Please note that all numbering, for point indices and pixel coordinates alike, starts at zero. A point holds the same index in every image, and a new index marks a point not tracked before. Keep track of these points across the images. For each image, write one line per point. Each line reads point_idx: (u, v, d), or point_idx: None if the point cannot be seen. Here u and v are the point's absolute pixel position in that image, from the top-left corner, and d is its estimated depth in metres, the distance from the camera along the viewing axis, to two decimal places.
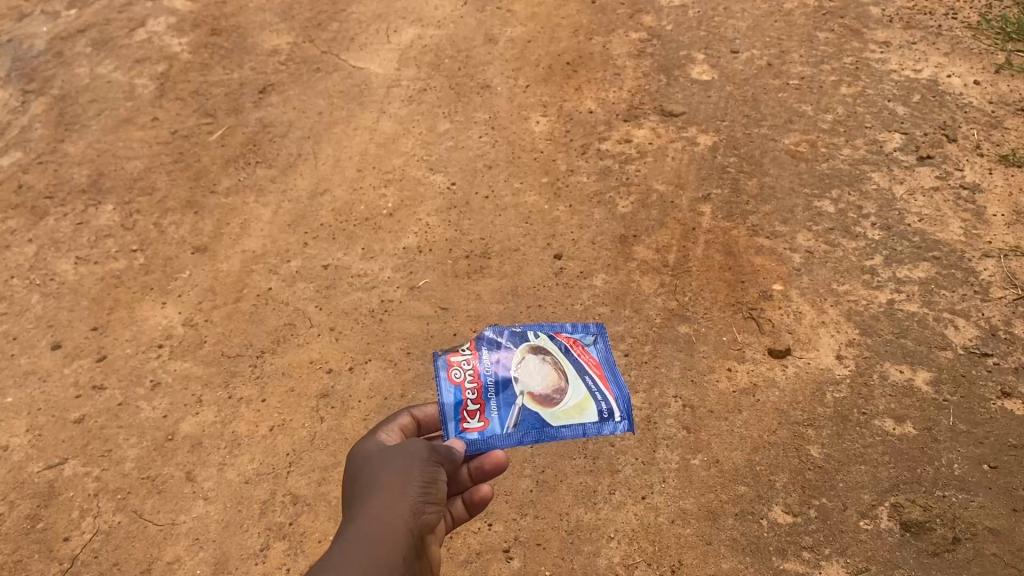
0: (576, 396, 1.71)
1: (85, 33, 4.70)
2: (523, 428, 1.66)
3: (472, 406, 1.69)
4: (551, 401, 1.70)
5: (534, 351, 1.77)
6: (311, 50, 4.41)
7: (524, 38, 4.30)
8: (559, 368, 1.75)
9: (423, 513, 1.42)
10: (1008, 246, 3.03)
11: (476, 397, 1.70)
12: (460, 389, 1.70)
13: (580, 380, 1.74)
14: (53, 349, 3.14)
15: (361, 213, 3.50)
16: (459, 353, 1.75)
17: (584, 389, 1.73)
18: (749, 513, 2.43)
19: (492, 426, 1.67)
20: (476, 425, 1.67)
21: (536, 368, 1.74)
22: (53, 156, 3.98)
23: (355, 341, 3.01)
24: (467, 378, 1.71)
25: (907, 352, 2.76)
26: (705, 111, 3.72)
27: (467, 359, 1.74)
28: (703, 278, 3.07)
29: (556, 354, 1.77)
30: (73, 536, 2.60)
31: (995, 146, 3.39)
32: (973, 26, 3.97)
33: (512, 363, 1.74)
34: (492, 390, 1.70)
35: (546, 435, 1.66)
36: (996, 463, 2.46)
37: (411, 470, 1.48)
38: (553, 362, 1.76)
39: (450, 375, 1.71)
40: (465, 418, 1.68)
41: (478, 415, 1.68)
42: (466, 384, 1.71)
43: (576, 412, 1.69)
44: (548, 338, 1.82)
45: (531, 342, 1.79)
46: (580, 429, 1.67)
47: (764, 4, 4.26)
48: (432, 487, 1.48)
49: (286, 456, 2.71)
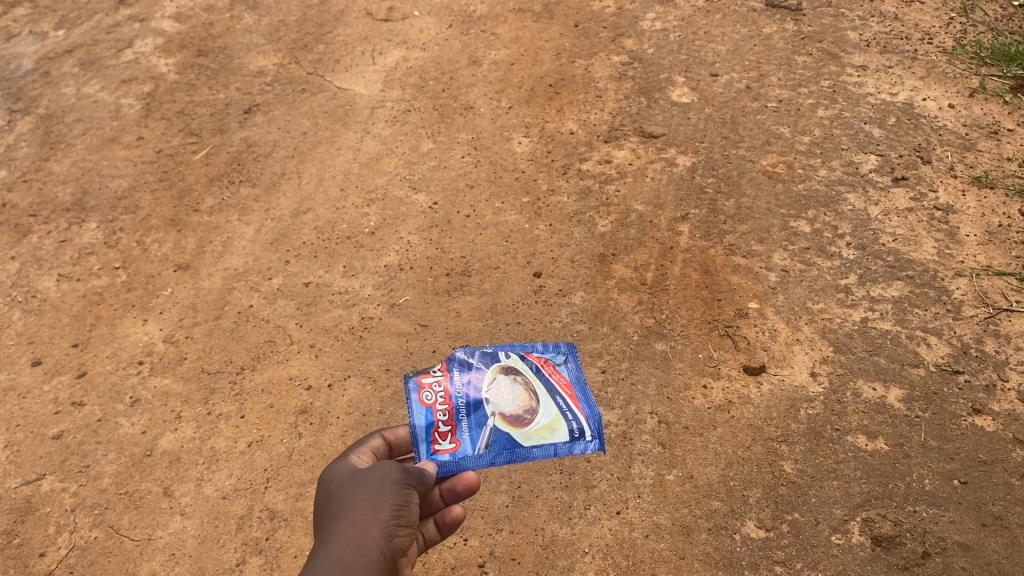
0: (547, 416, 1.74)
1: (72, 53, 4.75)
2: (495, 449, 1.70)
3: (444, 427, 1.72)
4: (522, 421, 1.73)
5: (504, 371, 1.80)
6: (296, 71, 4.46)
7: (508, 60, 4.36)
8: (530, 389, 1.78)
9: (394, 536, 1.44)
10: (980, 265, 3.09)
11: (447, 418, 1.73)
12: (432, 411, 1.73)
13: (551, 400, 1.77)
14: (33, 365, 3.14)
15: (343, 232, 3.53)
16: (430, 375, 1.78)
17: (555, 408, 1.76)
18: (722, 527, 2.46)
19: (464, 448, 1.70)
20: (447, 446, 1.70)
21: (507, 389, 1.77)
22: (38, 175, 4.00)
23: (335, 358, 3.03)
24: (438, 400, 1.74)
25: (880, 369, 2.80)
26: (684, 132, 3.78)
27: (438, 381, 1.77)
28: (680, 296, 3.10)
29: (527, 375, 1.81)
30: (49, 552, 2.60)
31: (969, 168, 3.46)
32: (948, 51, 4.05)
33: (483, 384, 1.77)
34: (463, 411, 1.73)
35: (517, 456, 1.69)
36: (966, 479, 2.50)
37: (383, 493, 1.50)
38: (523, 382, 1.80)
39: (421, 399, 1.74)
40: (436, 440, 1.71)
41: (449, 436, 1.71)
42: (437, 406, 1.73)
43: (547, 432, 1.72)
44: (518, 358, 1.85)
45: (502, 363, 1.82)
46: (552, 449, 1.70)
47: (744, 28, 4.35)
48: (404, 510, 1.50)
49: (263, 471, 2.72)
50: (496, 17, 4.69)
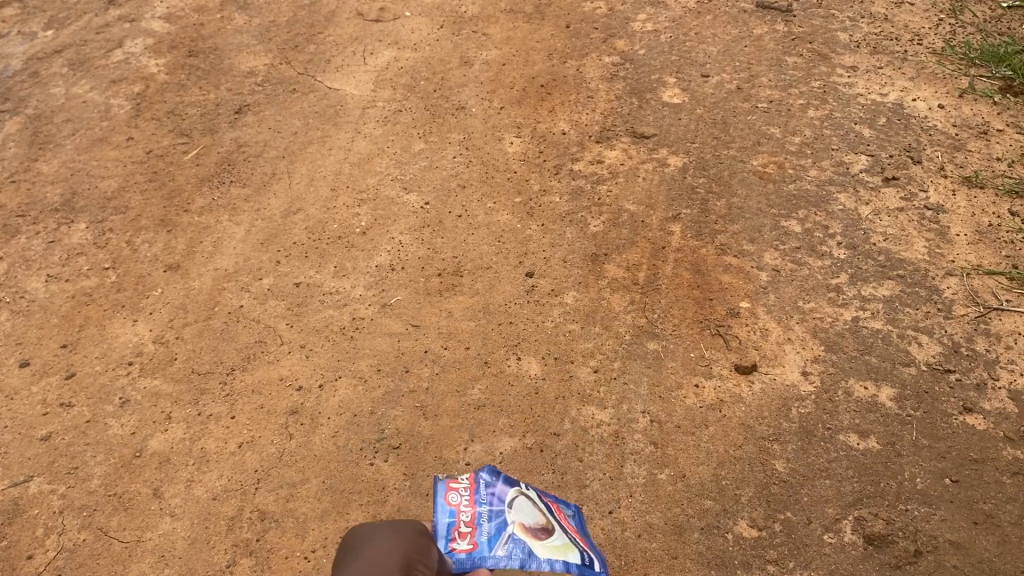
0: (561, 540, 1.75)
1: (61, 53, 4.73)
2: (512, 550, 1.65)
3: (464, 528, 1.70)
4: (540, 535, 1.73)
5: (525, 495, 1.85)
6: (287, 72, 4.45)
7: (499, 61, 4.35)
8: (546, 516, 1.82)
9: (421, 543, 1.49)
10: (971, 264, 3.10)
11: (469, 520, 1.72)
12: (456, 510, 1.73)
13: (564, 532, 1.80)
14: (21, 366, 3.12)
15: (334, 232, 3.52)
16: (456, 482, 1.81)
17: (568, 539, 1.77)
18: (715, 527, 2.45)
19: (482, 547, 1.65)
20: (464, 546, 1.66)
21: (526, 507, 1.81)
22: (26, 175, 3.98)
23: (326, 358, 3.01)
24: (463, 502, 1.76)
25: (871, 368, 2.81)
26: (675, 133, 3.78)
27: (464, 487, 1.80)
28: (671, 295, 3.10)
29: (544, 505, 1.86)
30: (37, 554, 2.58)
31: (959, 168, 3.47)
32: (938, 52, 4.07)
33: (506, 497, 1.81)
34: (484, 516, 1.74)
35: (534, 562, 1.64)
36: (957, 477, 2.50)
37: (407, 513, 1.56)
38: (541, 511, 1.84)
39: (448, 499, 1.75)
40: (454, 538, 1.67)
41: (468, 537, 1.68)
42: (462, 507, 1.74)
43: (563, 550, 1.71)
44: (537, 494, 1.91)
45: (524, 486, 1.88)
46: (566, 564, 1.66)
47: (735, 29, 4.36)
48: (429, 528, 1.56)
49: (254, 472, 2.70)
50: (487, 18, 4.69)
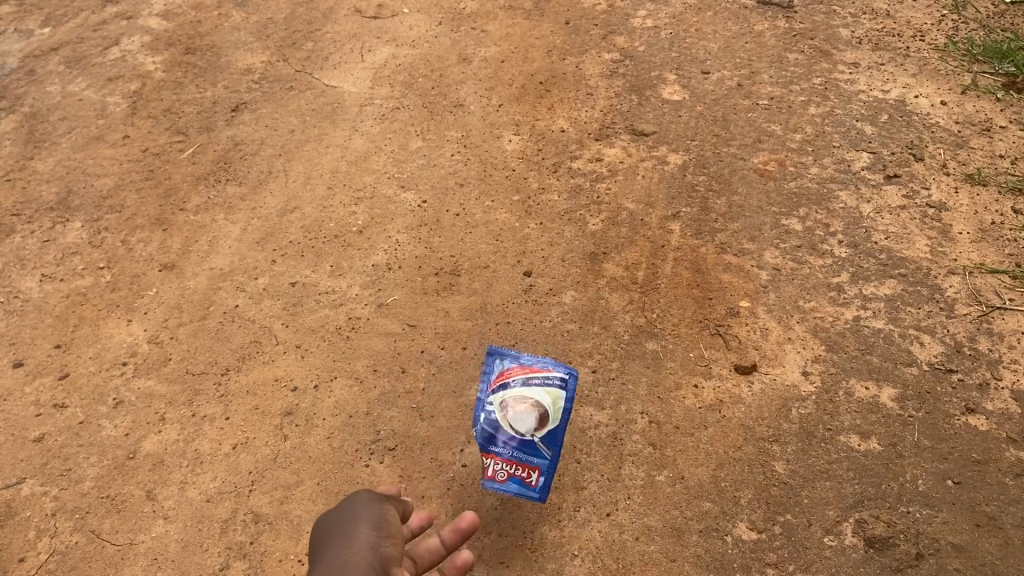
0: (547, 398, 2.43)
1: (58, 51, 4.70)
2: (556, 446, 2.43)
3: (525, 473, 2.46)
4: (543, 420, 2.42)
5: (502, 410, 2.45)
6: (285, 69, 4.42)
7: (498, 58, 4.32)
8: (523, 402, 2.44)
9: (378, 547, 1.64)
10: (973, 263, 3.07)
11: (518, 466, 2.47)
12: (512, 475, 2.48)
13: (535, 390, 2.44)
14: (15, 366, 3.09)
15: (331, 231, 3.49)
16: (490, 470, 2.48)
17: (543, 390, 2.43)
18: (714, 529, 2.43)
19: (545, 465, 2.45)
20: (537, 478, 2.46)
21: (516, 417, 2.44)
22: (22, 174, 3.95)
23: (321, 358, 2.99)
24: (503, 468, 2.48)
25: (873, 368, 2.77)
26: (675, 130, 3.74)
27: (493, 463, 2.48)
28: (671, 295, 3.07)
29: (514, 400, 2.45)
30: (28, 557, 2.55)
31: (961, 165, 3.43)
32: (940, 48, 4.03)
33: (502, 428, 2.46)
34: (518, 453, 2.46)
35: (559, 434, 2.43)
36: (960, 479, 2.47)
37: (361, 518, 1.73)
38: (518, 403, 2.44)
39: (499, 480, 2.49)
40: (528, 480, 2.47)
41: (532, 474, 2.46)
42: (507, 470, 2.48)
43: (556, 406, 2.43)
44: (500, 403, 2.45)
45: (499, 412, 2.45)
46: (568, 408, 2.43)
47: (735, 25, 4.32)
48: (383, 526, 1.72)
49: (248, 474, 2.68)
50: (486, 14, 4.65)
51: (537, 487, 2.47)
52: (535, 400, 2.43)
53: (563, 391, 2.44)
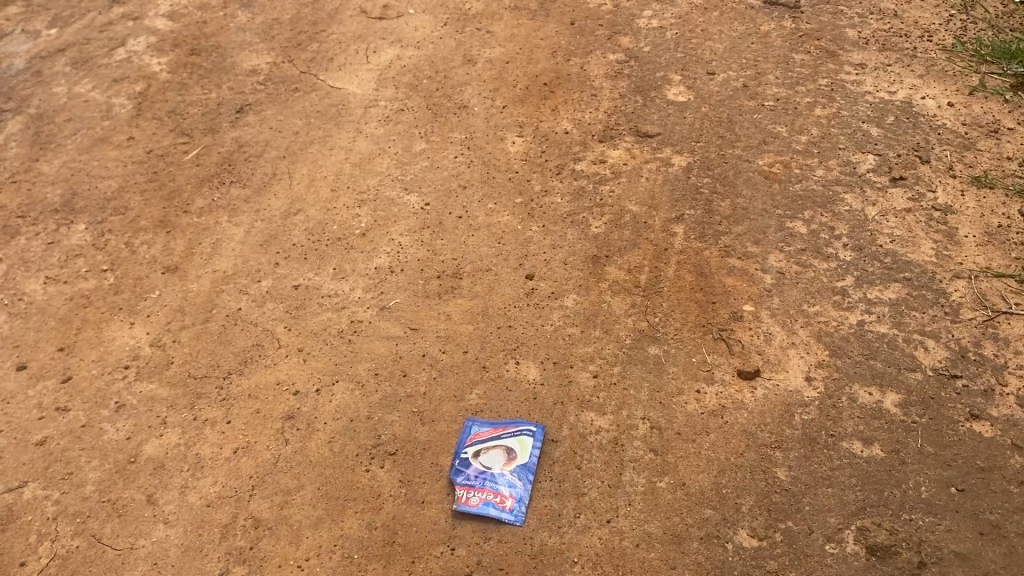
0: (517, 446, 2.66)
1: (65, 52, 4.71)
2: (526, 476, 2.59)
3: (498, 499, 2.55)
4: (512, 459, 2.63)
5: (476, 459, 2.64)
6: (289, 70, 4.42)
7: (502, 59, 4.31)
8: (494, 452, 2.65)
9: None
10: (979, 266, 3.04)
11: (492, 495, 2.56)
12: (485, 501, 2.55)
13: (505, 438, 2.68)
14: (18, 369, 3.10)
15: (333, 233, 3.48)
16: (463, 497, 2.56)
17: (512, 439, 2.68)
18: (715, 536, 2.42)
19: (520, 494, 2.56)
20: (511, 503, 2.54)
21: (487, 462, 2.63)
22: (27, 176, 3.96)
23: (323, 362, 2.99)
24: (477, 495, 2.56)
25: (877, 373, 2.75)
26: (679, 132, 3.73)
27: (466, 493, 2.57)
28: (674, 298, 3.06)
29: (484, 453, 2.65)
30: (30, 561, 2.56)
31: (968, 168, 3.41)
32: (948, 49, 4.00)
33: (475, 467, 2.63)
34: (490, 486, 2.58)
35: (531, 467, 2.61)
36: (963, 486, 2.45)
37: None
38: (488, 453, 2.65)
39: (473, 503, 2.54)
40: (503, 504, 2.54)
41: (505, 499, 2.55)
42: (481, 497, 2.55)
43: (524, 449, 2.65)
44: (474, 457, 2.65)
45: (472, 460, 2.64)
46: (536, 449, 2.65)
47: (741, 26, 4.29)
48: None
49: (249, 478, 2.68)
50: (491, 15, 4.64)
51: (512, 510, 2.53)
52: (505, 446, 2.66)
53: (532, 439, 2.67)
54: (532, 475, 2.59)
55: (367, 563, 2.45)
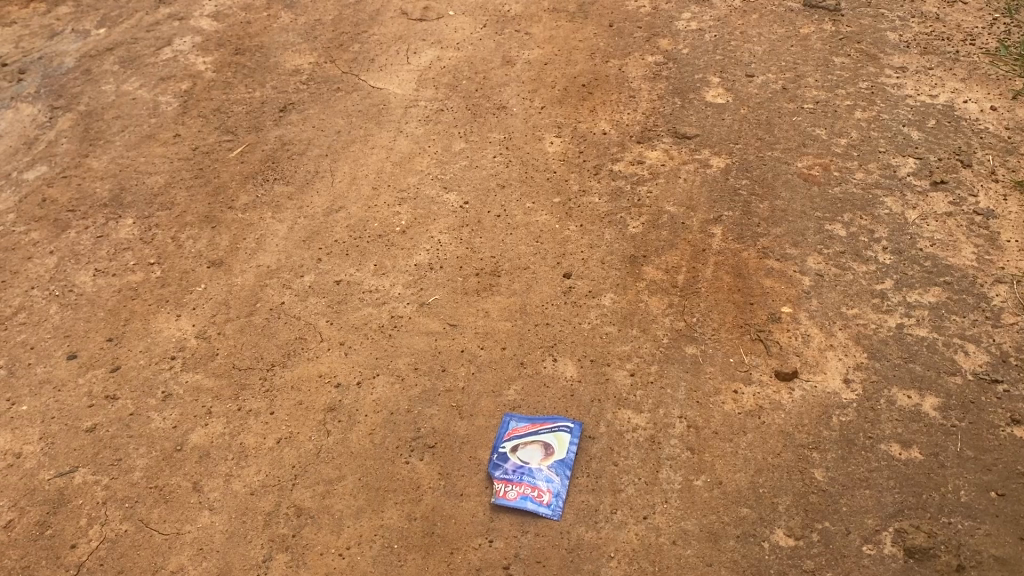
0: (554, 441, 2.69)
1: (113, 51, 4.82)
2: (563, 471, 2.62)
3: (536, 493, 2.58)
4: (550, 454, 2.66)
5: (514, 453, 2.67)
6: (331, 70, 4.49)
7: (541, 60, 4.34)
8: (533, 447, 2.68)
9: None
10: (1021, 271, 3.02)
11: (529, 489, 2.60)
12: (523, 494, 2.58)
13: (542, 434, 2.71)
14: (68, 358, 3.19)
15: (374, 230, 3.54)
16: (501, 491, 2.60)
17: (549, 434, 2.71)
18: (751, 535, 2.43)
19: (557, 489, 2.59)
20: (548, 498, 2.57)
21: (525, 456, 2.66)
22: (77, 171, 4.06)
23: (364, 356, 3.04)
24: (515, 489, 2.60)
25: (916, 377, 2.75)
26: (718, 133, 3.74)
27: (504, 487, 2.61)
28: (711, 298, 3.07)
29: (522, 448, 2.68)
30: (80, 544, 2.64)
31: (1010, 172, 3.38)
32: (991, 52, 3.97)
33: (513, 462, 2.66)
34: (528, 481, 2.61)
35: (568, 463, 2.63)
36: (1004, 490, 2.44)
37: None
38: (526, 448, 2.68)
39: (511, 497, 2.58)
40: (540, 498, 2.57)
41: (542, 494, 2.58)
42: (519, 491, 2.59)
43: (562, 445, 2.68)
44: (513, 451, 2.68)
45: (510, 455, 2.67)
46: (573, 445, 2.68)
47: (781, 28, 4.29)
48: None
49: (291, 468, 2.74)
50: (531, 17, 4.67)
51: (549, 504, 2.56)
52: (543, 441, 2.69)
53: (569, 436, 2.70)
54: (569, 470, 2.62)
55: (406, 553, 2.50)
